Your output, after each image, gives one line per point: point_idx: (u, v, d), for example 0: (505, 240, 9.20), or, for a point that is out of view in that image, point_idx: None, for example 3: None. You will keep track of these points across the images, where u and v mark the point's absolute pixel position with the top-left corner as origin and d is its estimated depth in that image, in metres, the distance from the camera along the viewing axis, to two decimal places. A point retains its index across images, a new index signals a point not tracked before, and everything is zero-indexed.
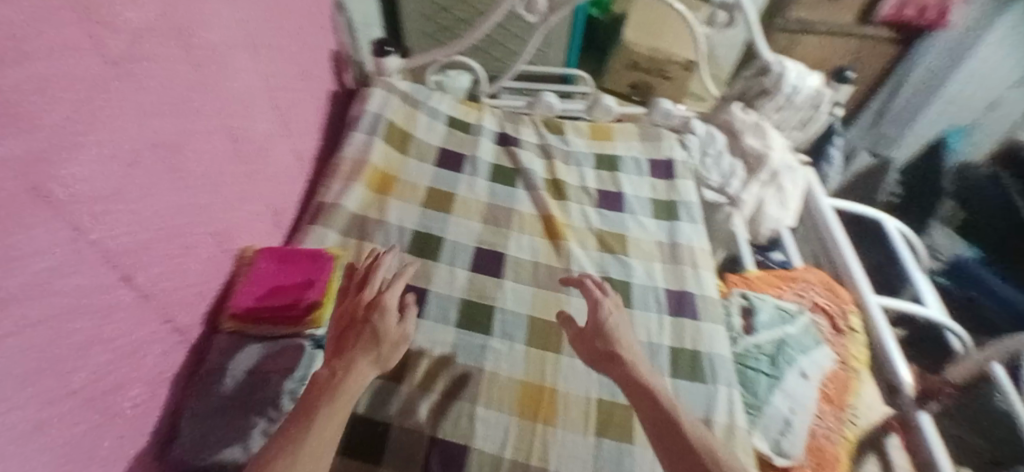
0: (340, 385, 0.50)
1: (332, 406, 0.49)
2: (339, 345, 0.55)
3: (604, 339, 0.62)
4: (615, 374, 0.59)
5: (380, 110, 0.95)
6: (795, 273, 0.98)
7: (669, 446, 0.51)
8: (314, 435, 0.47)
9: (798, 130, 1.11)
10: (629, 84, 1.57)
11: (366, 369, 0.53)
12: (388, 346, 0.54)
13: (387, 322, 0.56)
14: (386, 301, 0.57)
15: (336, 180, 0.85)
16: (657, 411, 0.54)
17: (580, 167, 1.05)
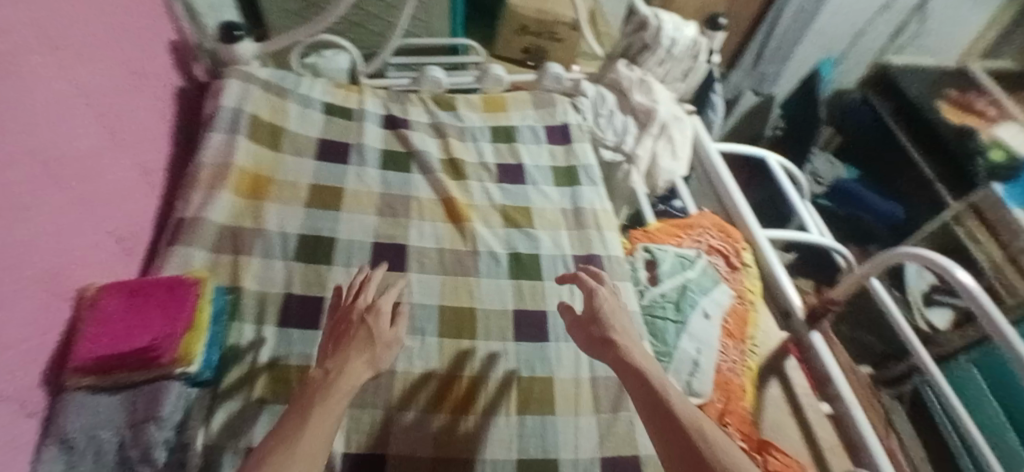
0: (335, 384, 0.51)
1: (328, 405, 0.49)
2: (336, 353, 0.56)
3: (601, 324, 0.63)
4: (609, 358, 0.60)
5: (239, 104, 0.86)
6: (691, 220, 1.02)
7: (657, 419, 0.51)
8: (299, 447, 0.44)
9: (681, 82, 1.14)
10: (521, 50, 1.53)
11: (357, 370, 0.54)
12: (382, 347, 0.57)
13: (382, 325, 0.59)
14: (379, 305, 0.61)
15: (196, 191, 0.77)
16: (646, 389, 0.54)
17: (477, 142, 1.01)
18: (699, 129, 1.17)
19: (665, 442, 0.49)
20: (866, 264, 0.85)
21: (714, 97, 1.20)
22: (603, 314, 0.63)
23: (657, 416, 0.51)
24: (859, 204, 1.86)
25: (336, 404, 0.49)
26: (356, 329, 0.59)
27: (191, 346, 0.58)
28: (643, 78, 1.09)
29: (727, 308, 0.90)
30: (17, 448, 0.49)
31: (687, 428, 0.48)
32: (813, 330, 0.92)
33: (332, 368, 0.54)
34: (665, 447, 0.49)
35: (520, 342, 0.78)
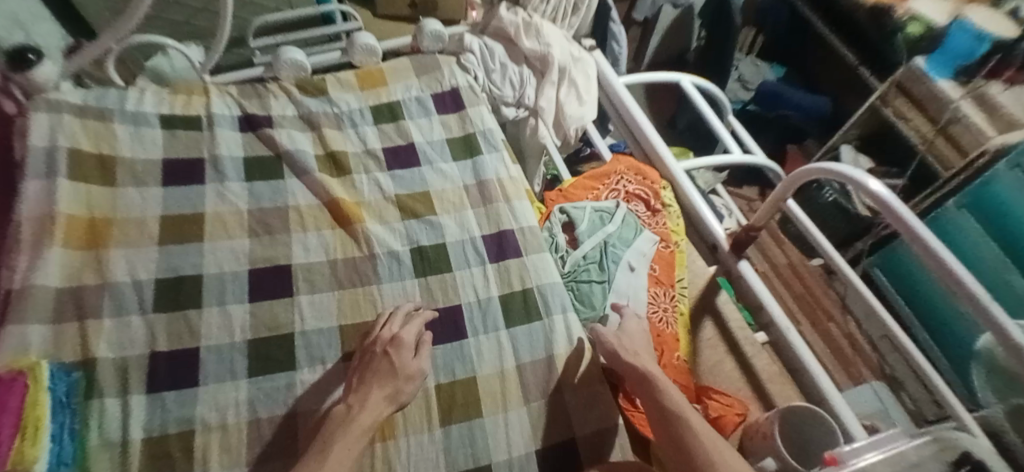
0: (359, 419, 0.57)
1: (348, 437, 0.54)
2: (365, 392, 0.59)
3: (628, 341, 0.68)
4: (625, 368, 0.65)
5: (52, 138, 0.72)
6: (605, 168, 0.95)
7: (668, 431, 0.57)
8: None
9: (575, 16, 1.02)
10: (407, 4, 1.37)
11: (378, 404, 0.59)
12: (404, 380, 0.61)
13: (405, 358, 0.62)
14: (403, 337, 0.64)
15: (21, 254, 0.65)
16: (659, 403, 0.60)
17: (357, 128, 0.90)
18: (603, 64, 1.07)
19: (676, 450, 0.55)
20: (783, 183, 0.79)
21: (613, 27, 1.10)
22: (632, 334, 0.69)
23: (671, 429, 0.57)
24: (786, 104, 1.84)
25: (350, 445, 0.54)
26: (380, 359, 0.62)
27: (25, 449, 0.50)
28: (529, 21, 0.98)
29: (652, 255, 0.85)
30: None
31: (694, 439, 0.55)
32: (742, 259, 0.87)
33: (355, 403, 0.58)
34: (674, 455, 0.55)
35: (437, 346, 0.72)
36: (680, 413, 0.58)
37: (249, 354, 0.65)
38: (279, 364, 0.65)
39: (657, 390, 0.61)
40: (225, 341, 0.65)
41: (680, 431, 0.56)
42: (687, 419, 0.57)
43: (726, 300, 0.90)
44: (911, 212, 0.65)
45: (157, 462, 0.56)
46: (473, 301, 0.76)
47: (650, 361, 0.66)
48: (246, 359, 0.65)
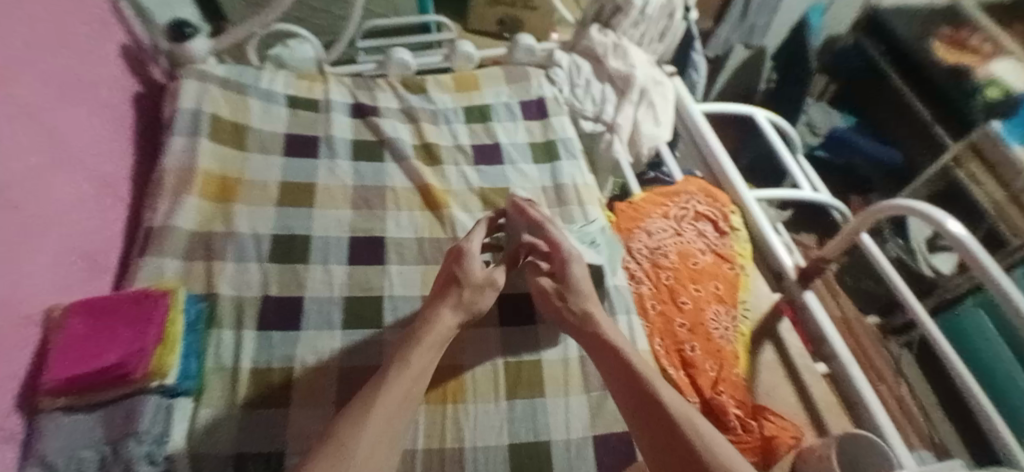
0: (422, 335, 0.64)
1: (423, 348, 0.63)
2: (419, 326, 0.66)
3: (574, 296, 0.72)
4: (584, 332, 0.68)
5: (198, 104, 0.84)
6: (676, 187, 0.98)
7: (635, 411, 0.59)
8: (380, 403, 0.56)
9: (659, 43, 1.09)
10: (496, 21, 1.48)
11: (450, 315, 0.67)
12: (469, 285, 0.70)
13: (471, 268, 0.71)
14: (466, 249, 0.73)
15: (162, 199, 0.75)
16: (628, 378, 0.61)
17: (450, 124, 0.99)
18: (681, 90, 1.12)
19: (643, 424, 0.57)
20: (858, 217, 0.82)
21: (694, 56, 1.16)
22: (577, 285, 0.72)
23: (641, 402, 0.59)
24: (857, 150, 1.83)
25: (418, 359, 0.62)
26: (447, 276, 0.71)
27: (165, 360, 0.56)
28: (618, 43, 1.05)
29: (716, 275, 0.88)
30: None
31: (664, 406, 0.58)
32: (807, 290, 0.89)
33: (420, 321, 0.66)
34: (641, 422, 0.58)
35: (507, 329, 0.77)
36: (648, 388, 0.60)
37: (345, 309, 0.72)
38: (369, 322, 0.72)
39: (624, 364, 0.63)
40: (325, 295, 0.73)
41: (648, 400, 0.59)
42: (658, 396, 0.59)
43: (787, 328, 0.90)
44: (995, 264, 0.66)
45: (261, 392, 0.63)
46: None
47: (612, 332, 0.67)
48: (342, 314, 0.72)
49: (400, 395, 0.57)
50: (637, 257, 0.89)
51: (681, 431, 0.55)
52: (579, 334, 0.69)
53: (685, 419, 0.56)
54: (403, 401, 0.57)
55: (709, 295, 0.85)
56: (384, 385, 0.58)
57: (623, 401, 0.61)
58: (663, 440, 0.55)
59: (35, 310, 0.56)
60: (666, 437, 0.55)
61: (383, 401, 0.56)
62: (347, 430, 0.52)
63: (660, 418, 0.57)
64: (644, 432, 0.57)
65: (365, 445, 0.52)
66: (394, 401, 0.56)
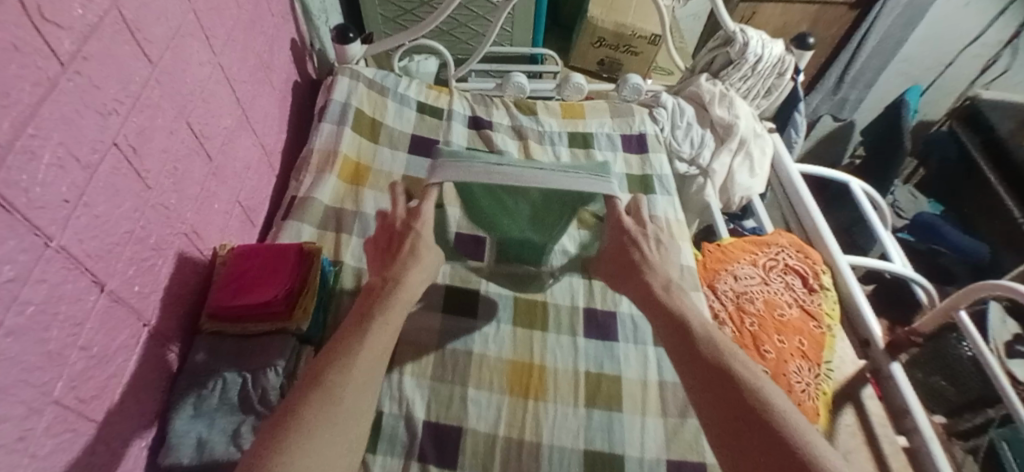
0: (395, 295, 0.58)
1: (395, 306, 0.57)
2: (382, 285, 0.59)
3: (632, 250, 0.67)
4: (640, 293, 0.64)
5: (347, 99, 0.96)
6: (768, 238, 0.99)
7: (694, 381, 0.53)
8: (365, 351, 0.52)
9: (764, 99, 1.14)
10: (597, 62, 1.55)
11: (414, 279, 0.60)
12: (426, 249, 0.64)
13: (427, 232, 0.65)
14: (424, 213, 0.66)
15: (308, 174, 0.86)
16: (690, 338, 0.56)
17: (555, 146, 1.05)
18: (778, 145, 1.16)
19: (701, 386, 0.52)
20: (955, 295, 0.81)
21: (797, 116, 1.20)
22: (636, 236, 0.67)
23: (705, 371, 0.52)
24: (942, 240, 1.66)
25: (394, 316, 0.56)
26: (397, 236, 0.65)
27: (307, 306, 0.66)
28: (725, 93, 1.09)
29: (801, 330, 0.88)
30: (155, 379, 0.57)
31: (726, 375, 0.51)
32: (894, 360, 0.88)
33: (390, 279, 0.60)
34: (705, 391, 0.51)
35: (588, 338, 0.80)
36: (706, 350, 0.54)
37: (446, 295, 0.82)
38: (465, 311, 0.80)
39: (684, 323, 0.57)
40: (431, 278, 0.83)
41: (712, 366, 0.52)
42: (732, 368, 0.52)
43: (869, 395, 0.87)
44: None
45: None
46: (627, 313, 0.84)
47: (667, 295, 0.61)
48: (442, 298, 0.81)
49: (382, 346, 0.53)
50: (722, 298, 0.90)
51: (755, 404, 0.48)
52: (639, 297, 0.63)
53: (758, 387, 0.50)
54: (383, 351, 0.53)
55: (793, 348, 0.85)
56: (366, 334, 0.53)
57: (682, 363, 0.55)
58: (729, 401, 0.49)
59: (207, 247, 0.66)
60: (733, 410, 0.49)
61: (368, 353, 0.52)
62: (336, 376, 0.49)
63: (730, 385, 0.50)
64: (706, 396, 0.51)
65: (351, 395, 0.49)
66: (375, 354, 0.52)
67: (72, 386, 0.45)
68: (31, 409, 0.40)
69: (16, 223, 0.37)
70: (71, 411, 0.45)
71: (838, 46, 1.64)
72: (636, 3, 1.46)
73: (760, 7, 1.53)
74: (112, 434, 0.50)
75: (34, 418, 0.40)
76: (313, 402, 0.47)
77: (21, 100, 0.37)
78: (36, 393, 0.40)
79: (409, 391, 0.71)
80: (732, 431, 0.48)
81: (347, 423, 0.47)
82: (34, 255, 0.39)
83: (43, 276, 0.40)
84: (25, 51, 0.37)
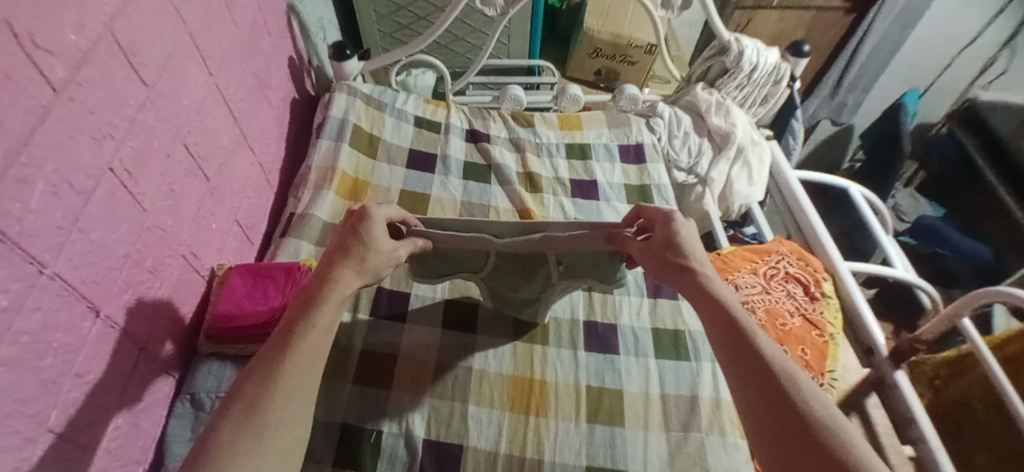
0: (327, 295, 0.50)
1: (329, 306, 0.50)
2: (315, 286, 0.51)
3: (675, 249, 0.57)
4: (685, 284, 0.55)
5: (345, 115, 0.96)
6: (768, 246, 0.99)
7: (746, 383, 0.47)
8: (291, 360, 0.45)
9: (760, 107, 1.15)
10: (594, 72, 1.56)
11: (350, 276, 0.53)
12: (374, 252, 0.55)
13: (378, 235, 0.55)
14: (371, 212, 0.56)
15: (306, 190, 0.86)
16: (737, 335, 0.49)
17: (552, 158, 1.05)
18: (776, 152, 1.16)
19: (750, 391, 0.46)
20: (961, 300, 0.79)
21: (794, 123, 1.21)
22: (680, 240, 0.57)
23: (752, 375, 0.47)
24: (942, 242, 1.65)
25: (326, 315, 0.49)
26: (344, 234, 0.55)
27: None
28: (721, 102, 1.08)
29: (804, 339, 0.87)
30: (154, 402, 0.57)
31: (777, 380, 0.45)
32: (899, 369, 0.86)
33: (325, 277, 0.52)
34: (756, 399, 0.45)
35: (589, 351, 0.80)
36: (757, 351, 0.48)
37: (446, 311, 0.81)
38: (466, 327, 0.80)
39: (728, 320, 0.51)
40: (430, 295, 0.83)
41: (758, 370, 0.46)
42: (792, 377, 0.46)
43: (874, 405, 0.89)
44: None
45: (368, 373, 0.74)
46: (628, 325, 0.83)
47: (722, 292, 0.54)
48: (442, 313, 0.81)
49: (312, 349, 0.47)
50: None
51: (815, 418, 0.43)
52: (688, 286, 0.55)
53: (813, 395, 0.45)
54: (315, 355, 0.47)
55: (796, 358, 0.85)
56: (295, 338, 0.47)
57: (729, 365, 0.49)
58: (784, 412, 0.44)
59: (204, 267, 0.66)
60: (788, 421, 0.43)
61: (295, 358, 0.46)
62: (259, 387, 0.43)
63: (780, 394, 0.45)
64: (758, 404, 0.45)
65: (281, 405, 0.43)
66: (307, 358, 0.46)
67: (68, 414, 0.44)
68: (26, 439, 0.40)
69: (10, 252, 0.37)
70: (69, 438, 0.44)
71: (835, 51, 1.65)
72: (631, 13, 1.47)
73: (756, 14, 1.53)
74: (111, 459, 0.50)
75: (29, 447, 0.40)
76: (229, 421, 0.41)
77: (14, 129, 0.37)
78: (30, 423, 0.40)
79: (408, 410, 0.71)
80: (788, 445, 0.42)
81: (277, 433, 0.42)
82: (27, 282, 0.39)
83: (37, 304, 0.40)
84: (18, 80, 0.37)
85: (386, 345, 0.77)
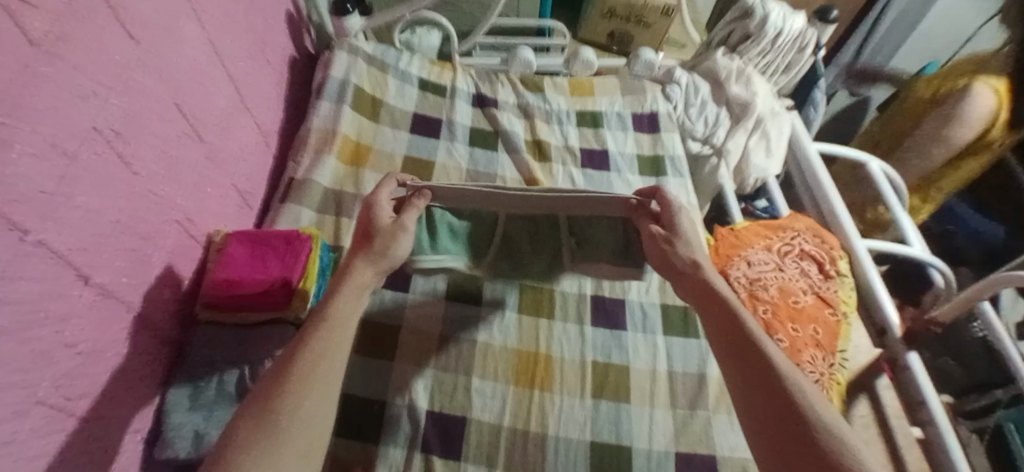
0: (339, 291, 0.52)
1: (347, 301, 0.51)
2: (332, 284, 0.53)
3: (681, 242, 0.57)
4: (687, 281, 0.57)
5: (346, 75, 0.92)
6: (784, 221, 0.96)
7: (749, 385, 0.48)
8: (307, 351, 0.46)
9: (783, 75, 1.10)
10: (606, 34, 1.49)
11: (364, 270, 0.54)
12: (386, 238, 0.56)
13: (382, 221, 0.57)
14: (376, 202, 0.59)
15: (305, 155, 0.83)
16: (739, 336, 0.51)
17: (562, 126, 1.00)
18: (796, 124, 1.11)
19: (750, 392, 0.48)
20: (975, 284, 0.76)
21: (817, 93, 1.15)
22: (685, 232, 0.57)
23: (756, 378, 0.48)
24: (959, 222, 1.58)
25: (342, 310, 0.50)
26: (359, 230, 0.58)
27: (306, 294, 0.64)
28: (743, 69, 1.03)
29: (816, 318, 0.85)
30: (150, 371, 0.56)
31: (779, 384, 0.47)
32: (911, 350, 0.83)
33: (340, 275, 0.54)
34: (756, 403, 0.47)
35: (596, 327, 0.78)
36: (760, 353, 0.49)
37: (449, 283, 0.79)
38: (471, 297, 0.78)
39: (734, 320, 0.52)
40: None
41: (761, 374, 0.48)
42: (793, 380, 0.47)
43: (884, 386, 0.85)
44: None
45: (373, 343, 0.72)
46: (637, 300, 0.81)
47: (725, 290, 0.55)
48: (445, 283, 0.79)
49: (331, 342, 0.48)
50: (735, 285, 0.88)
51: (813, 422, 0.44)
52: (709, 311, 0.54)
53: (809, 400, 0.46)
54: (336, 346, 0.48)
55: (807, 337, 0.83)
56: (313, 332, 0.48)
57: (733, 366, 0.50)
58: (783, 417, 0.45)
59: (201, 234, 0.64)
60: (788, 425, 0.45)
61: (312, 349, 0.47)
62: (276, 378, 0.45)
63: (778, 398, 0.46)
64: (759, 406, 0.47)
65: (294, 403, 0.43)
66: (324, 349, 0.47)
67: (58, 384, 0.43)
68: (18, 411, 0.38)
69: None
70: (62, 410, 0.43)
71: (859, 17, 1.57)
72: None
73: None
74: (106, 430, 0.49)
75: (21, 420, 0.39)
76: (249, 411, 0.43)
77: None
78: (22, 395, 0.39)
79: (413, 382, 0.70)
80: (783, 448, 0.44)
81: (296, 419, 0.43)
82: (10, 251, 0.36)
83: (21, 274, 0.38)
84: None
85: (389, 316, 0.75)
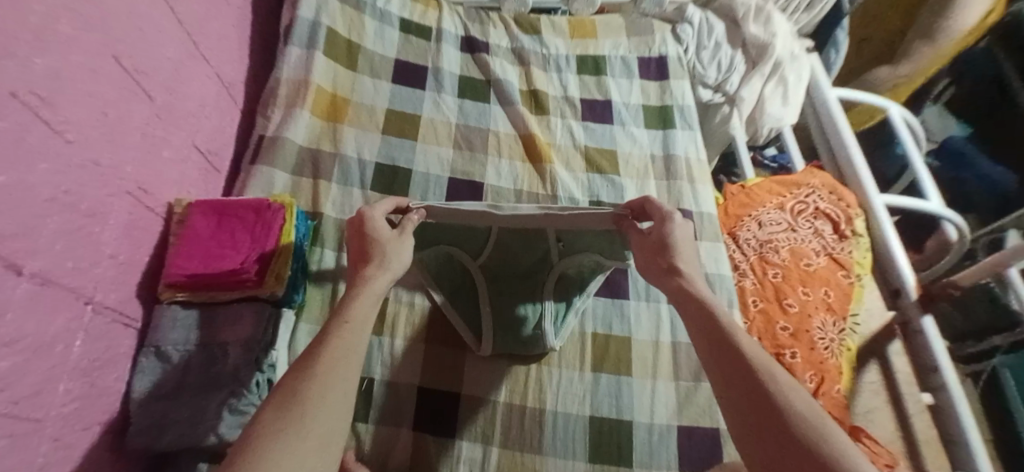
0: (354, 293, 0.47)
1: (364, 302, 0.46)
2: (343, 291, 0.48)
3: (666, 253, 0.51)
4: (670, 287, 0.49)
5: (318, 16, 0.82)
6: (798, 177, 0.90)
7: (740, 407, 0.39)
8: (327, 349, 0.41)
9: (805, 12, 1.01)
10: None
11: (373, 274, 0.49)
12: (390, 245, 0.51)
13: (383, 231, 0.52)
14: (369, 214, 0.53)
15: (276, 109, 0.75)
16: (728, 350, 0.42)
17: (561, 73, 0.91)
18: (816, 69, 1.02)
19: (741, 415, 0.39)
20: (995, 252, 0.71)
21: (839, 32, 1.04)
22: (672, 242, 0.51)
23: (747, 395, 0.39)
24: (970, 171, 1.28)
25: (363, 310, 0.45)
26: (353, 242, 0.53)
27: (279, 272, 0.59)
28: (762, 6, 0.95)
29: (828, 281, 0.81)
30: (115, 357, 0.52)
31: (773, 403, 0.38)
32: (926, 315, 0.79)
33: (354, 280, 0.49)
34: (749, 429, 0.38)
35: (597, 297, 0.73)
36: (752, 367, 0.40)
37: None
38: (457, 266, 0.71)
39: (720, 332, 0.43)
40: None
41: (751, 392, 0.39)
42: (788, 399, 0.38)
43: (895, 352, 0.85)
44: None
45: None
46: None
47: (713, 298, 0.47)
48: None
49: (351, 341, 0.43)
50: (744, 247, 0.85)
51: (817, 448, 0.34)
52: (693, 319, 0.46)
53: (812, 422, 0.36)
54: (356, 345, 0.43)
55: (818, 301, 0.79)
56: (332, 329, 0.43)
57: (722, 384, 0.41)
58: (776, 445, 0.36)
59: (160, 204, 0.58)
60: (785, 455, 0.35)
61: (333, 346, 0.42)
62: (296, 375, 0.40)
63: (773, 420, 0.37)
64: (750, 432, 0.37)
65: (318, 395, 0.38)
66: (344, 347, 0.42)
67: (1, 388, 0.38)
68: None
69: None
70: (10, 414, 0.38)
71: None
72: None
73: None
74: (66, 427, 0.45)
75: None
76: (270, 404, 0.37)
77: None
78: None
79: (401, 359, 0.66)
80: None
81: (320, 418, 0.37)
82: None
83: None
84: None
85: None
